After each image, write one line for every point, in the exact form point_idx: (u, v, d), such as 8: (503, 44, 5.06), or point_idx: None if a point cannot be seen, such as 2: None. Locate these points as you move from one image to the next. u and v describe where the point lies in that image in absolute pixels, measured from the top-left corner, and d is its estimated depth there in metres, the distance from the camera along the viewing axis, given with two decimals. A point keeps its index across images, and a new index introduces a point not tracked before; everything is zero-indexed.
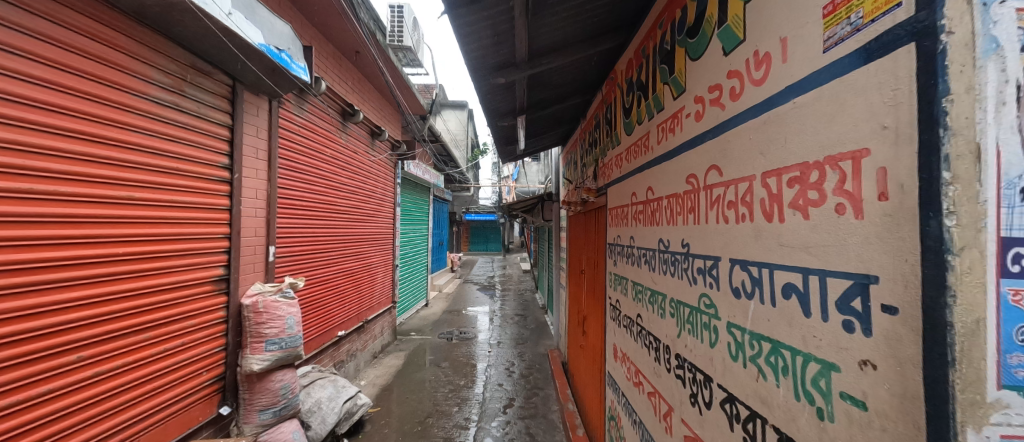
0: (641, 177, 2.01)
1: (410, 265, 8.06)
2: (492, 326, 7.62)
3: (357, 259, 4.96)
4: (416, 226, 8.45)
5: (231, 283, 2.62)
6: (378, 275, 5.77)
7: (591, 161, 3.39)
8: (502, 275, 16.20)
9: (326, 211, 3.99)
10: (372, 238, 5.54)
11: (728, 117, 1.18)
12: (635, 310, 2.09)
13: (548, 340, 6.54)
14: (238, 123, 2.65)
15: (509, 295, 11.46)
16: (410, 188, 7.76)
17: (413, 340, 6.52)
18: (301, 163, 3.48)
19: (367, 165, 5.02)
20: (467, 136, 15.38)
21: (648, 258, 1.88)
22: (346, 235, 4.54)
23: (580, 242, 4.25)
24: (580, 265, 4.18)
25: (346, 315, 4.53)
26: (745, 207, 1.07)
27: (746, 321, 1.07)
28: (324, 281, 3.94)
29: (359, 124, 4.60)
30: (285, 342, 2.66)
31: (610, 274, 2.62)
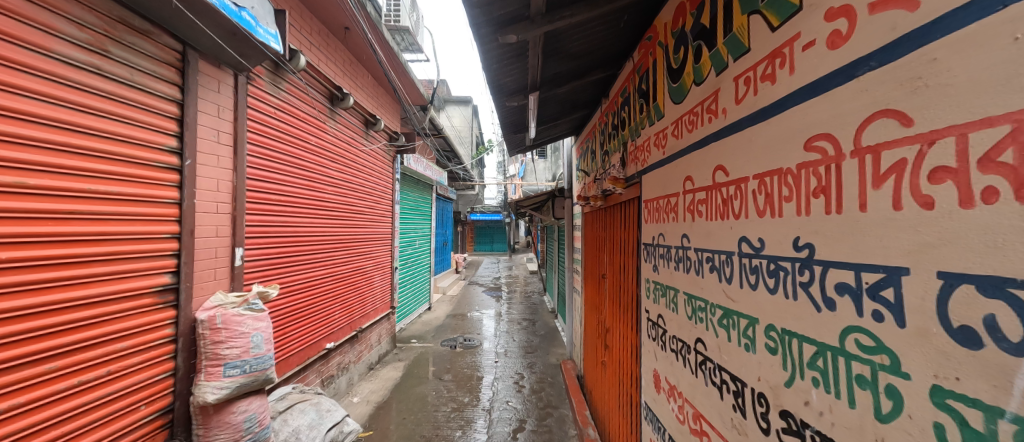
0: (703, 155, 1.49)
1: (411, 267, 7.58)
2: (499, 332, 7.13)
3: (352, 260, 4.49)
4: (417, 226, 7.96)
5: (183, 294, 2.12)
6: (376, 277, 5.30)
7: (617, 146, 2.87)
8: (507, 276, 15.72)
9: (314, 207, 3.52)
10: (369, 238, 5.07)
11: (928, 20, 0.66)
12: (691, 332, 1.58)
13: (560, 349, 6.01)
14: (190, 98, 2.16)
15: (516, 298, 10.95)
16: (411, 185, 7.28)
17: (414, 349, 6.03)
18: (280, 152, 3.00)
19: (362, 157, 4.54)
20: (472, 133, 14.91)
21: (718, 265, 1.36)
22: (338, 235, 4.06)
23: (599, 242, 3.73)
24: (601, 268, 3.66)
25: (338, 324, 4.06)
26: (1001, 176, 0.55)
27: (1001, 395, 0.56)
28: (312, 287, 3.47)
29: (351, 111, 4.12)
30: (248, 365, 2.18)
31: (648, 282, 2.10)
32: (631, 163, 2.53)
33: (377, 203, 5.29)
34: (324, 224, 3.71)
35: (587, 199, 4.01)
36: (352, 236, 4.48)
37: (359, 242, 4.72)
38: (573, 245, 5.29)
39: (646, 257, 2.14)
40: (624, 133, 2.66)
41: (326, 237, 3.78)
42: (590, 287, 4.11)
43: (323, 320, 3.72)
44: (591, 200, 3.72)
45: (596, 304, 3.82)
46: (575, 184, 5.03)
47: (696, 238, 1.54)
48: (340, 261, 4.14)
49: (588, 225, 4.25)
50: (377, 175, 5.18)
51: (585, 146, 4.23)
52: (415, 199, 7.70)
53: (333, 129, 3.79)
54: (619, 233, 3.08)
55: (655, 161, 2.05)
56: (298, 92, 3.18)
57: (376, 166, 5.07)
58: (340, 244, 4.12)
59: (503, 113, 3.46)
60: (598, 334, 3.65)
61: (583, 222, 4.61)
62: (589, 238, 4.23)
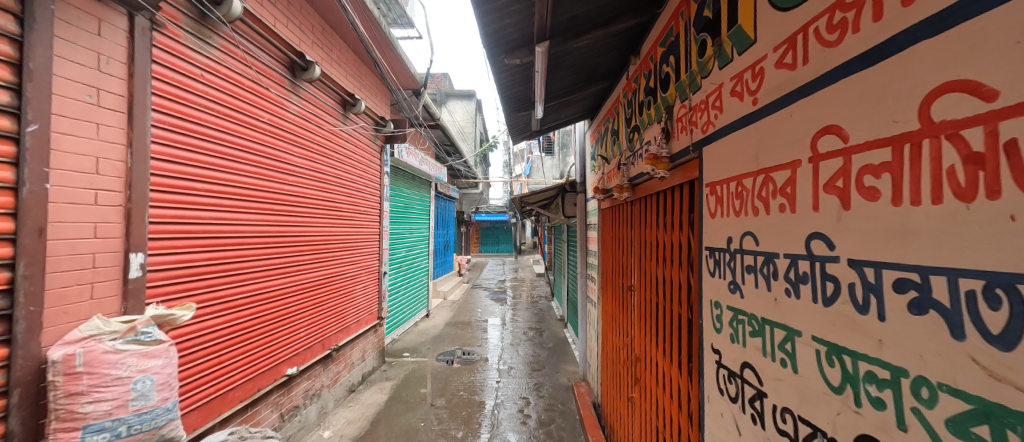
0: (879, 77, 0.75)
1: (406, 271, 6.89)
2: (504, 344, 6.39)
3: (329, 265, 3.82)
4: (412, 226, 7.26)
5: (22, 323, 1.44)
6: (361, 283, 4.62)
7: (654, 115, 2.12)
8: (513, 279, 14.97)
9: (274, 200, 2.84)
10: (351, 239, 4.38)
11: None
12: (842, 418, 0.84)
13: (571, 367, 5.24)
14: (35, 36, 1.48)
15: (521, 303, 10.19)
16: (405, 180, 6.61)
17: (405, 365, 5.31)
18: (217, 128, 2.33)
19: (339, 143, 3.87)
20: (475, 129, 14.20)
21: (951, 302, 0.62)
22: (310, 236, 3.39)
23: (625, 242, 3.00)
24: (627, 276, 2.92)
25: (307, 342, 3.38)
26: None
27: None
28: (267, 300, 2.80)
29: (321, 86, 3.43)
30: (125, 427, 1.51)
31: (720, 307, 1.37)
32: (677, 134, 1.79)
33: (362, 198, 4.62)
34: (289, 222, 3.04)
35: (610, 190, 3.27)
36: (330, 237, 3.81)
37: (339, 244, 4.04)
38: (587, 248, 4.55)
39: (715, 269, 1.41)
40: (667, 93, 1.92)
41: (292, 239, 3.11)
42: (611, 299, 3.38)
43: (285, 339, 3.03)
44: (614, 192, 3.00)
45: (619, 321, 3.09)
46: (590, 176, 4.28)
47: (858, 243, 0.80)
48: (312, 266, 3.46)
49: (609, 223, 3.51)
50: (361, 166, 4.50)
51: (604, 126, 3.48)
52: (409, 196, 6.99)
53: (296, 106, 3.12)
54: (655, 232, 2.35)
55: (731, 119, 1.31)
56: (241, 53, 2.51)
57: (359, 155, 4.40)
58: (312, 247, 3.44)
59: (501, 78, 2.74)
60: (623, 360, 2.90)
61: (601, 221, 3.86)
62: (610, 239, 3.49)
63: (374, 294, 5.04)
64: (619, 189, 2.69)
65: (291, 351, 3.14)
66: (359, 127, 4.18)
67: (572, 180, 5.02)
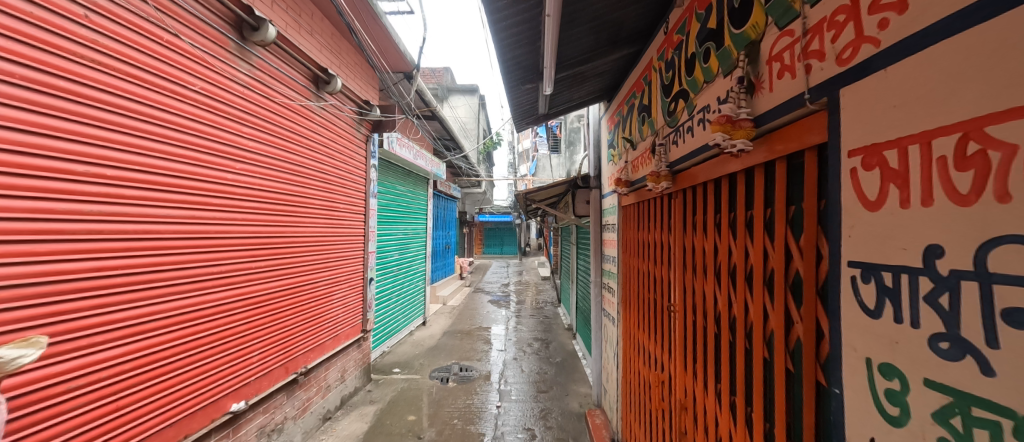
0: None
1: (399, 276, 6.29)
2: (506, 358, 5.74)
3: (296, 264, 3.39)
4: (406, 226, 6.65)
5: None
6: (343, 290, 4.14)
7: (716, 66, 1.49)
8: (517, 282, 14.31)
9: (202, 190, 2.52)
10: (331, 238, 3.95)
11: None
12: None
13: (582, 388, 4.59)
14: None
15: (525, 310, 9.53)
16: (397, 175, 6.03)
17: (394, 384, 4.69)
18: (117, 103, 2.03)
19: (310, 123, 3.52)
20: (478, 125, 13.63)
21: None
22: (263, 233, 3.03)
23: (653, 247, 2.42)
24: (659, 290, 2.30)
25: (260, 357, 2.98)
26: None
27: None
28: (191, 321, 2.45)
29: (280, 55, 3.10)
30: None
31: (899, 376, 0.73)
32: (770, 82, 1.16)
33: (346, 191, 4.19)
34: (227, 214, 2.71)
35: (638, 182, 2.64)
36: (298, 235, 3.42)
37: (313, 243, 3.63)
38: (604, 253, 3.90)
39: (885, 304, 0.76)
40: (746, 27, 1.29)
41: (230, 239, 2.75)
42: (635, 316, 2.76)
43: (224, 360, 2.69)
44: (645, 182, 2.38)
45: (647, 345, 2.47)
46: (608, 166, 3.64)
47: None
48: (267, 269, 3.07)
49: (632, 223, 2.90)
50: (343, 156, 4.10)
51: (629, 104, 2.85)
52: (403, 193, 6.40)
53: (244, 74, 2.80)
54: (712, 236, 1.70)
55: (946, 12, 0.66)
56: (153, 19, 2.19)
57: (339, 143, 4.01)
58: (268, 246, 3.07)
59: (503, 28, 2.15)
60: (653, 397, 2.28)
61: (622, 220, 3.22)
62: (634, 242, 2.85)
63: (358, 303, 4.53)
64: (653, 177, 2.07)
65: (235, 366, 2.77)
66: (335, 108, 3.77)
67: (584, 175, 4.37)
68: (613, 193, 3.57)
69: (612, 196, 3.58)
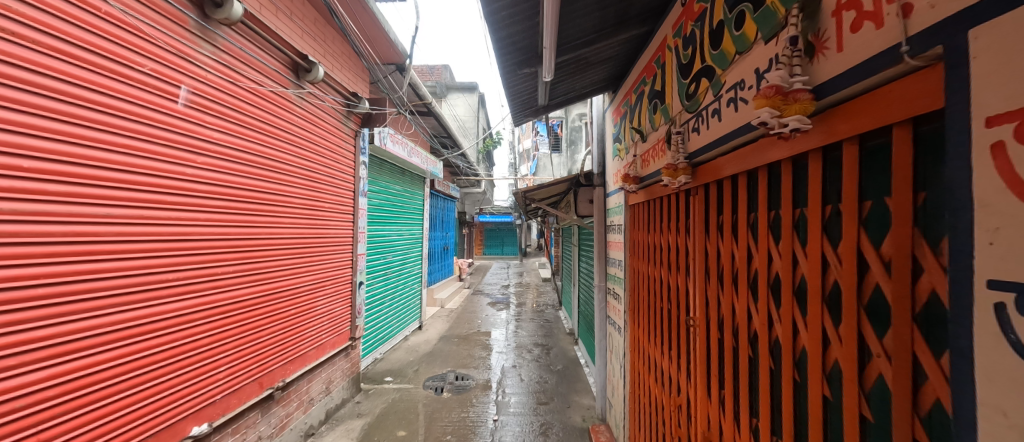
0: None
1: (393, 279, 6.05)
2: (505, 365, 5.48)
3: (266, 270, 3.35)
4: (401, 227, 6.40)
5: None
6: (326, 294, 4.09)
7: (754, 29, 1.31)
8: (519, 283, 14.03)
9: (162, 187, 2.55)
10: (312, 232, 3.90)
11: None
12: None
13: (584, 400, 4.31)
14: None
15: (526, 313, 9.24)
16: (391, 174, 5.78)
17: (385, 395, 4.44)
18: (71, 95, 2.09)
19: (285, 117, 3.56)
20: (478, 124, 13.36)
21: None
22: (232, 228, 3.05)
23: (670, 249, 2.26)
24: (674, 290, 2.21)
25: (228, 370, 2.97)
26: None
27: None
28: (148, 334, 2.44)
29: (251, 49, 3.18)
30: None
31: None
32: (839, 40, 1.01)
33: (328, 185, 4.16)
34: (191, 209, 2.73)
35: (650, 177, 2.39)
36: (272, 230, 3.42)
37: (291, 237, 3.61)
38: (609, 256, 3.63)
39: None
40: None
41: (194, 240, 2.75)
42: (643, 316, 2.65)
43: (188, 370, 2.68)
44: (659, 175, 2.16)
45: (661, 346, 2.38)
46: (614, 163, 3.38)
47: None
48: (235, 267, 3.07)
49: (643, 222, 2.69)
50: (322, 149, 4.07)
51: (637, 91, 2.59)
52: (398, 193, 6.15)
53: (211, 68, 2.87)
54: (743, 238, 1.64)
55: None
56: (110, 15, 2.25)
57: (317, 136, 3.99)
58: (236, 243, 3.08)
59: (495, 9, 1.93)
60: (670, 402, 2.21)
61: (631, 219, 3.00)
62: (646, 244, 2.64)
63: (343, 307, 4.41)
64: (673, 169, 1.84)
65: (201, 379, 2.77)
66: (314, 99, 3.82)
67: (587, 172, 4.12)
68: (619, 191, 3.31)
69: (618, 194, 3.33)
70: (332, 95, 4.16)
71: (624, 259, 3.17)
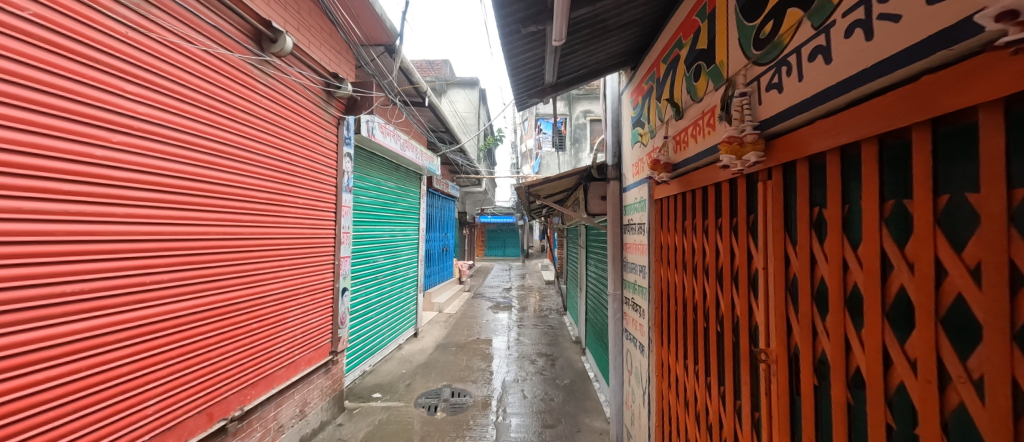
0: None
1: (386, 283, 5.60)
2: (507, 378, 4.99)
3: (221, 279, 3.05)
4: (395, 227, 5.95)
5: None
6: (295, 305, 3.72)
7: None
8: (521, 286, 13.53)
9: (58, 170, 2.14)
10: (267, 224, 3.48)
11: None
12: None
13: (596, 422, 3.83)
14: None
15: (529, 318, 8.74)
16: (382, 169, 5.38)
17: (370, 416, 3.96)
18: None
19: (236, 97, 3.20)
20: (478, 121, 12.91)
21: None
22: (160, 219, 2.66)
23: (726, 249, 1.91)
24: (731, 302, 1.89)
25: (161, 401, 2.61)
26: None
27: None
28: (59, 359, 2.12)
29: (193, 14, 2.85)
30: None
31: None
32: None
33: (289, 172, 3.74)
34: (103, 199, 2.34)
35: (689, 163, 2.14)
36: (214, 222, 3.03)
37: (239, 231, 3.22)
38: (627, 261, 3.16)
39: None
40: None
41: (98, 242, 2.32)
42: (680, 330, 2.30)
43: (102, 405, 2.30)
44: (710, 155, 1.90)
45: (707, 364, 2.06)
46: (634, 151, 2.92)
47: None
48: (159, 276, 2.64)
49: (679, 219, 2.33)
50: (282, 132, 3.65)
51: (669, 58, 2.34)
52: (391, 190, 5.71)
53: (136, 31, 2.51)
54: (843, 242, 1.37)
55: None
56: None
57: (275, 116, 3.57)
58: (164, 241, 2.67)
59: None
60: (725, 437, 1.86)
61: (657, 215, 2.62)
62: (684, 247, 2.27)
63: (317, 318, 4.03)
64: (743, 142, 1.61)
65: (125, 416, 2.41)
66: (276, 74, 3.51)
67: (600, 163, 3.64)
68: (640, 185, 2.84)
69: (639, 188, 2.86)
70: (294, 72, 3.73)
71: (651, 264, 2.70)
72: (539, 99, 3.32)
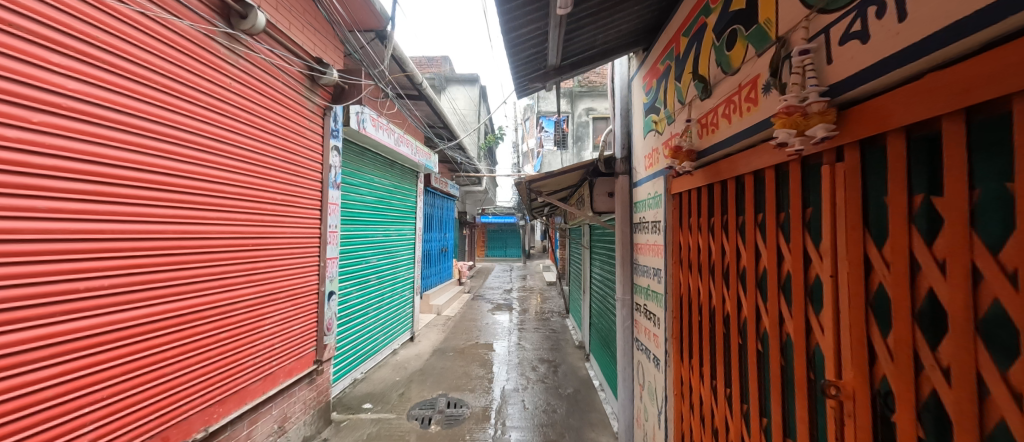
0: None
1: (379, 286, 5.30)
2: (507, 387, 4.70)
3: (187, 286, 2.80)
4: (390, 226, 5.64)
5: None
6: (273, 310, 3.47)
7: None
8: (523, 288, 13.24)
9: None
10: (232, 220, 3.14)
11: None
12: None
13: (602, 438, 3.55)
14: None
15: (530, 321, 8.45)
16: (375, 165, 5.10)
17: (359, 430, 3.69)
18: None
19: (193, 77, 2.86)
20: (479, 119, 12.60)
21: None
22: (100, 214, 2.32)
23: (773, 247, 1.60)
24: (782, 310, 1.59)
25: (110, 421, 2.34)
26: None
27: None
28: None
29: None
30: None
31: None
32: None
33: (259, 163, 3.40)
34: (23, 190, 2.01)
35: (724, 145, 1.84)
36: (168, 217, 2.70)
37: (198, 228, 2.89)
38: (639, 263, 2.86)
39: None
40: None
41: (8, 242, 1.96)
42: (707, 344, 1.99)
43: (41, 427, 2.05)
44: (750, 136, 1.63)
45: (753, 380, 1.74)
46: (648, 140, 2.61)
47: None
48: (96, 282, 2.29)
49: (709, 213, 2.02)
50: (252, 119, 3.33)
51: (692, 30, 2.06)
52: (385, 187, 5.41)
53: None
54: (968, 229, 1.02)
55: None
56: None
57: (241, 100, 3.24)
58: (105, 240, 2.34)
59: None
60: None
61: (675, 213, 2.35)
62: (714, 247, 1.97)
63: (300, 326, 3.78)
64: (806, 114, 1.29)
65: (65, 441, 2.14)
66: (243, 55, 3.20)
67: (607, 155, 3.23)
68: (657, 178, 2.53)
69: (655, 181, 2.55)
70: (263, 52, 3.40)
71: (670, 266, 2.39)
72: (541, 84, 3.03)
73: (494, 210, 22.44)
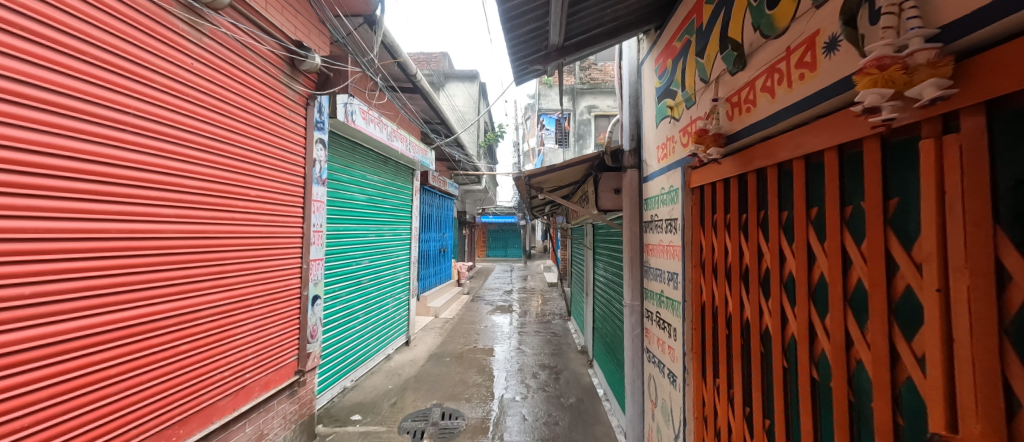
0: None
1: (371, 288, 5.03)
2: (506, 396, 4.44)
3: (147, 294, 2.54)
4: (383, 225, 5.38)
5: None
6: (246, 318, 3.21)
7: None
8: (524, 289, 13.01)
9: None
10: (195, 217, 2.85)
11: None
12: None
13: None
14: None
15: (530, 324, 8.18)
16: (367, 161, 4.85)
17: None
18: None
19: (139, 53, 2.50)
20: (478, 117, 12.34)
21: None
22: (18, 211, 1.97)
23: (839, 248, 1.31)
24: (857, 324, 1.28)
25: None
26: None
27: None
28: None
29: None
30: None
31: None
32: None
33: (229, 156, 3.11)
34: None
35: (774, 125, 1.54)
36: (117, 215, 2.39)
37: (157, 226, 2.59)
38: (652, 265, 2.59)
39: None
40: None
41: None
42: (739, 364, 1.71)
43: None
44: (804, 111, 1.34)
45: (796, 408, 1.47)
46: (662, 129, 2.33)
47: None
48: (31, 289, 2.01)
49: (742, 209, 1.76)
50: (214, 105, 2.99)
51: None
52: (377, 184, 5.14)
53: None
54: None
55: None
56: None
57: (211, 88, 2.97)
58: (34, 241, 2.02)
59: None
60: None
61: (695, 210, 2.08)
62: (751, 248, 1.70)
63: (278, 335, 3.52)
64: (907, 68, 0.96)
65: None
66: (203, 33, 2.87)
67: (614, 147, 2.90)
68: (669, 171, 2.28)
69: (668, 176, 2.28)
70: (237, 37, 3.13)
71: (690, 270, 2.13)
72: (541, 65, 2.76)
73: (494, 209, 22.18)
